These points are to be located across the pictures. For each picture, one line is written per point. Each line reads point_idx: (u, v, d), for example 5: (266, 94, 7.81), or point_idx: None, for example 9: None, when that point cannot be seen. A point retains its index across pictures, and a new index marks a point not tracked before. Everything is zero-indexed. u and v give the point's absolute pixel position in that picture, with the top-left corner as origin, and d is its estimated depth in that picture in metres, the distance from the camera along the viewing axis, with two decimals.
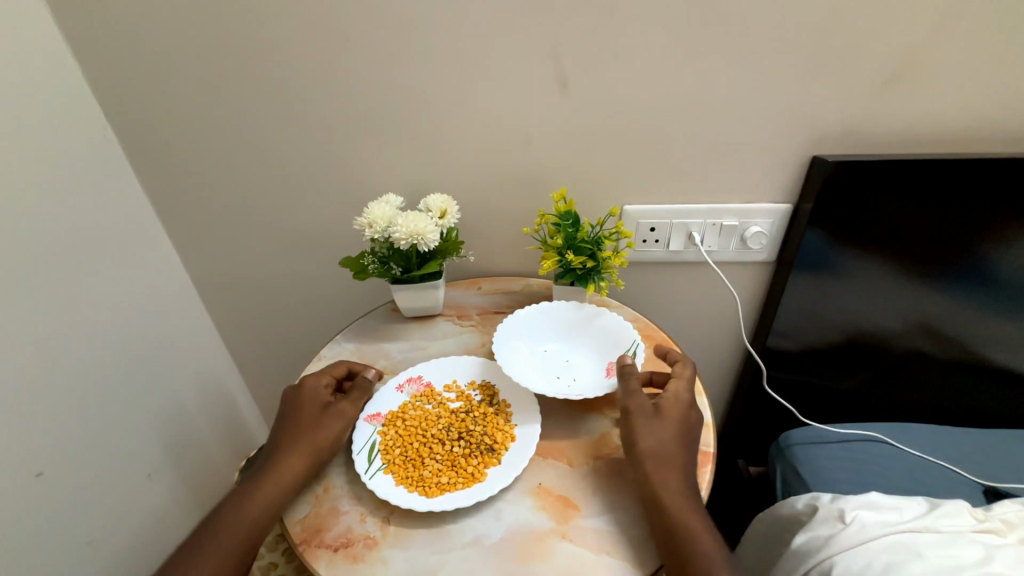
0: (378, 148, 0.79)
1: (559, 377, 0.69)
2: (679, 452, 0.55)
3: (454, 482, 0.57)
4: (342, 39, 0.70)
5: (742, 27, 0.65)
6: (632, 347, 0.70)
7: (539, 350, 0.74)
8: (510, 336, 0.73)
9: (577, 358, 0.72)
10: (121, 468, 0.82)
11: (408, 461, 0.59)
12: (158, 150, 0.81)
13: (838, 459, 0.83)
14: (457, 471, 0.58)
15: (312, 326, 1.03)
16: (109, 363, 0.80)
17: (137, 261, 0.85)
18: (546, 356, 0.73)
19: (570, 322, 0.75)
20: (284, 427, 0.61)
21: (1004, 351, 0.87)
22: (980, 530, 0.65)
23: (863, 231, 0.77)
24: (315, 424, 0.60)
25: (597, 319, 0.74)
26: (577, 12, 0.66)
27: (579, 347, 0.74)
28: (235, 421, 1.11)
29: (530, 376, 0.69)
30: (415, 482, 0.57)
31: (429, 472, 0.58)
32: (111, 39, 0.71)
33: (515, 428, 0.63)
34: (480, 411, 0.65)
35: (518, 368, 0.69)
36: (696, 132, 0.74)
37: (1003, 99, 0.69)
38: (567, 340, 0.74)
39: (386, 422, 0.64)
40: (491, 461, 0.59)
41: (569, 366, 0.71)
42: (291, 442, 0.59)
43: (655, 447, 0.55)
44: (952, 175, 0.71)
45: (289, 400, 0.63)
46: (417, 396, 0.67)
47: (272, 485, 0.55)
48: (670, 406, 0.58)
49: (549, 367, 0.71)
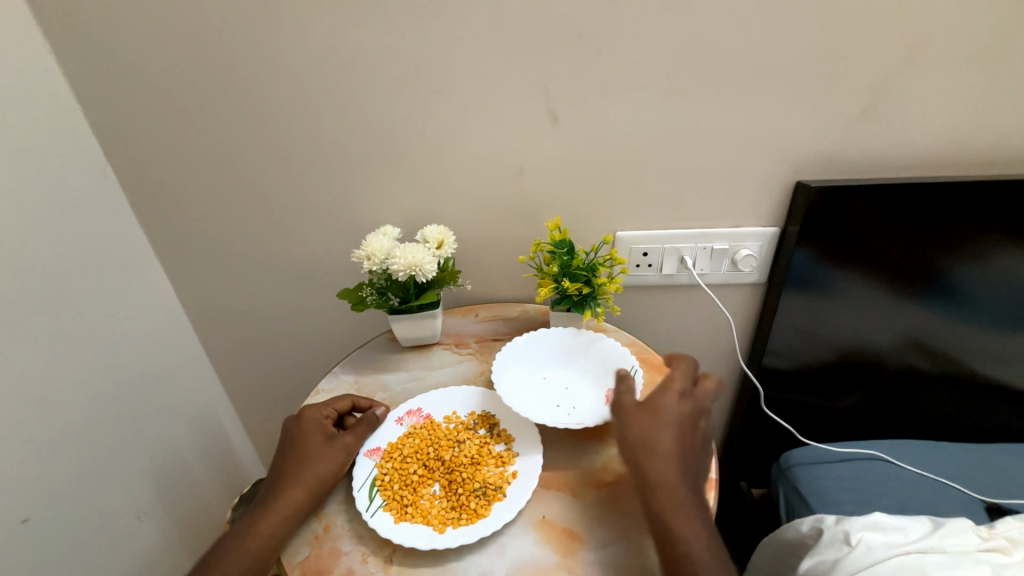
0: (376, 181, 0.81)
1: (560, 405, 0.69)
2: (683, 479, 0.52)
3: (457, 518, 0.56)
4: (341, 78, 0.73)
5: (722, 62, 0.69)
6: (631, 371, 0.69)
7: (537, 378, 0.74)
8: (508, 364, 0.73)
9: (576, 385, 0.72)
10: (113, 507, 0.79)
11: (405, 497, 0.58)
12: (157, 184, 0.82)
13: (840, 479, 0.83)
14: (460, 507, 0.57)
15: (310, 357, 1.02)
16: (99, 402, 0.78)
17: (131, 296, 0.84)
18: (546, 384, 0.73)
19: (567, 348, 0.75)
20: (285, 460, 0.60)
21: (994, 366, 0.89)
22: (986, 549, 0.64)
23: (848, 253, 0.80)
24: (317, 454, 0.60)
25: (594, 345, 0.75)
26: (565, 49, 0.69)
27: (577, 373, 0.74)
28: (229, 457, 1.09)
29: (529, 404, 0.68)
30: (414, 519, 0.56)
31: (430, 509, 0.57)
32: (113, 81, 0.73)
33: (516, 457, 0.62)
34: (478, 442, 0.64)
35: (516, 397, 0.68)
36: (685, 160, 0.77)
37: (973, 122, 0.73)
38: (565, 367, 0.74)
39: (382, 456, 0.63)
40: (495, 495, 0.58)
41: (568, 394, 0.71)
42: (293, 472, 0.58)
43: (657, 484, 0.51)
44: (930, 200, 0.74)
45: (289, 433, 0.62)
46: (414, 429, 0.66)
47: (272, 520, 0.55)
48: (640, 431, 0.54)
49: (549, 395, 0.71)
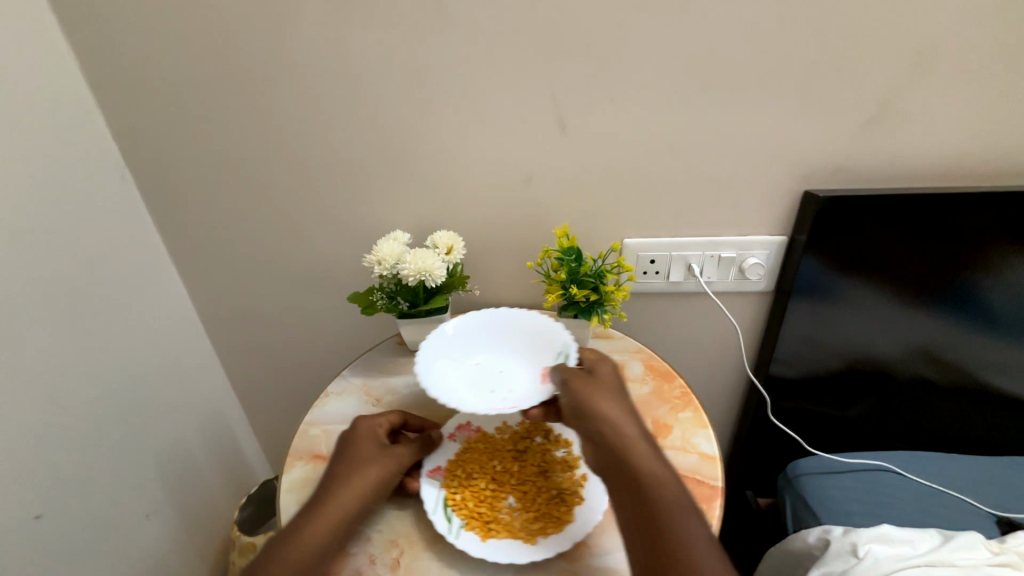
0: (387, 187, 0.82)
1: (495, 391, 0.67)
2: (643, 441, 0.54)
3: (544, 527, 0.57)
4: (354, 85, 0.74)
5: (729, 71, 0.70)
6: (563, 347, 0.69)
7: (468, 363, 0.72)
8: (431, 356, 0.70)
9: (512, 368, 0.71)
10: (123, 504, 0.80)
11: (484, 514, 0.58)
12: (173, 188, 0.84)
13: (847, 490, 0.82)
14: (543, 516, 0.58)
15: (319, 360, 1.03)
16: (112, 400, 0.79)
17: (145, 296, 0.86)
18: (477, 369, 0.71)
19: (486, 329, 0.74)
20: (342, 464, 0.58)
21: (1005, 378, 0.88)
22: (995, 564, 0.64)
23: (856, 262, 0.79)
24: (371, 462, 0.58)
25: (511, 322, 0.74)
26: (574, 58, 0.70)
27: (508, 356, 0.72)
28: (237, 457, 1.10)
29: (463, 394, 0.67)
30: (503, 535, 0.57)
31: (513, 523, 0.58)
32: (133, 87, 0.76)
33: (581, 461, 0.64)
34: (544, 452, 0.65)
35: (452, 391, 0.66)
36: (693, 168, 0.77)
37: (984, 133, 0.72)
38: (489, 350, 0.73)
39: (447, 474, 0.62)
40: (574, 502, 0.59)
41: (501, 377, 0.70)
42: (344, 478, 0.56)
43: (621, 451, 0.53)
44: (940, 210, 0.74)
45: (349, 436, 0.61)
46: (468, 443, 0.66)
47: (319, 527, 0.52)
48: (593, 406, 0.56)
49: (486, 381, 0.69)
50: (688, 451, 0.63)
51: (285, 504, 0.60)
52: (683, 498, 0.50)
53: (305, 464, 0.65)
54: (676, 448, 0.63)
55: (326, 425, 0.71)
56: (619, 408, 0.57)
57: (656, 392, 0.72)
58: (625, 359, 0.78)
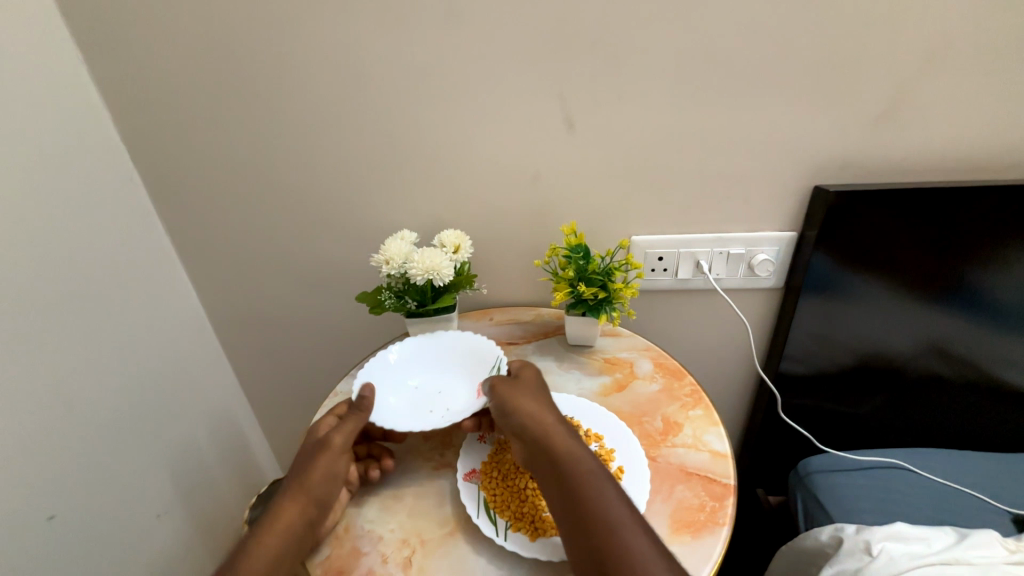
0: (393, 186, 0.82)
1: (433, 409, 0.68)
2: (562, 431, 0.56)
3: None
4: (360, 85, 0.74)
5: (738, 66, 0.69)
6: (497, 362, 0.71)
7: (405, 386, 0.72)
8: (368, 383, 0.69)
9: (448, 387, 0.72)
10: (135, 505, 0.81)
11: (528, 514, 0.57)
12: (181, 190, 0.85)
13: (859, 487, 0.82)
14: None
15: (327, 359, 1.03)
16: (122, 401, 0.80)
17: (154, 298, 0.87)
18: (415, 390, 0.71)
19: (421, 352, 0.75)
20: (303, 457, 0.59)
21: (1021, 373, 0.87)
22: (1012, 562, 0.63)
23: (867, 257, 0.78)
24: (312, 460, 0.58)
25: (445, 341, 0.75)
26: (580, 55, 0.69)
27: (447, 375, 0.73)
28: (247, 457, 1.10)
29: (403, 416, 0.67)
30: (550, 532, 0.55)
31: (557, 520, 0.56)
32: (141, 89, 0.76)
33: (614, 452, 0.61)
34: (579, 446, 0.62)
35: (393, 416, 0.66)
36: (701, 164, 0.76)
37: (999, 125, 0.71)
38: (427, 370, 0.74)
39: (484, 477, 0.61)
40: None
41: (439, 395, 0.71)
42: (291, 483, 0.57)
43: (542, 445, 0.55)
44: (953, 203, 0.73)
45: (311, 433, 0.62)
46: (500, 444, 0.65)
47: (272, 535, 0.52)
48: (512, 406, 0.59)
49: (420, 402, 0.70)
50: (699, 448, 0.63)
51: None
52: (603, 478, 0.51)
53: None
54: (687, 446, 0.63)
55: None
56: (541, 404, 0.59)
57: (665, 390, 0.72)
58: (634, 357, 0.78)
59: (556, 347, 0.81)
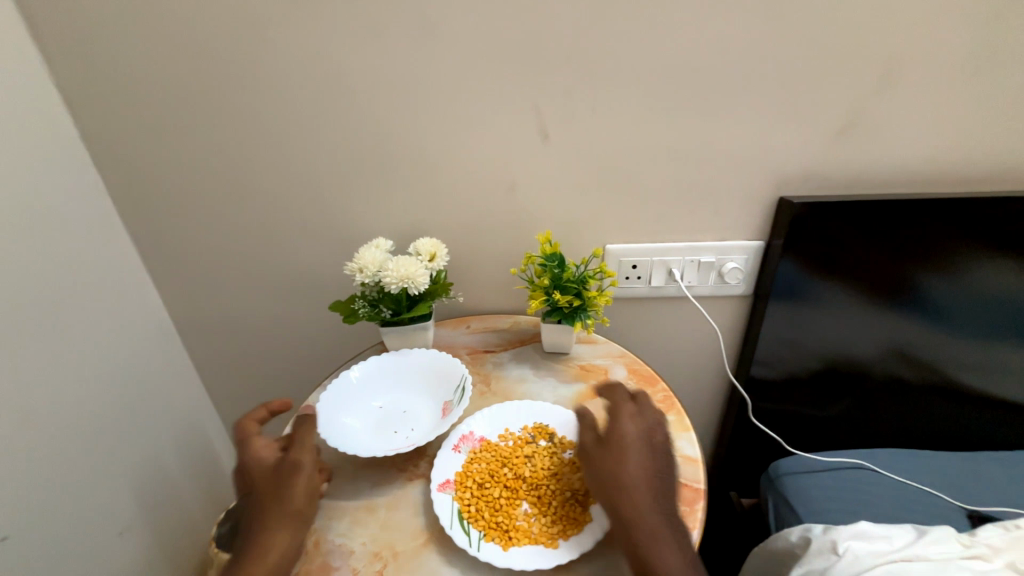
0: (369, 194, 0.81)
1: (397, 431, 0.68)
2: (637, 478, 0.53)
3: (562, 529, 0.56)
4: (336, 92, 0.74)
5: (706, 81, 0.72)
6: (462, 381, 0.71)
7: (370, 408, 0.72)
8: (331, 407, 0.69)
9: (413, 407, 0.72)
10: (95, 523, 0.77)
11: (501, 524, 0.57)
12: (147, 195, 0.82)
13: (826, 488, 0.84)
14: (560, 519, 0.57)
15: (300, 370, 1.01)
16: (82, 415, 0.77)
17: (118, 306, 0.84)
18: (380, 412, 0.71)
19: (385, 372, 0.74)
20: (267, 483, 0.55)
21: (975, 375, 0.91)
22: (967, 556, 0.66)
23: (831, 265, 0.82)
24: (281, 485, 0.55)
25: (410, 361, 0.75)
26: (555, 67, 0.71)
27: (411, 395, 0.73)
28: (215, 471, 1.07)
29: (367, 439, 0.66)
30: (523, 542, 0.56)
31: (530, 529, 0.57)
32: (104, 92, 0.74)
33: None
34: (556, 455, 0.64)
35: (355, 440, 0.66)
36: (672, 175, 0.79)
37: (946, 141, 0.76)
38: (393, 391, 0.73)
39: (458, 486, 0.61)
40: (588, 502, 0.59)
41: (404, 416, 0.71)
42: (264, 512, 0.54)
43: (606, 489, 0.54)
44: (907, 214, 0.77)
45: (261, 455, 0.57)
46: (475, 453, 0.65)
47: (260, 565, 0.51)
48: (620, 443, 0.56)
49: (385, 423, 0.69)
50: None
51: None
52: (664, 530, 0.51)
53: None
54: None
55: None
56: (610, 462, 0.55)
57: None
58: (609, 364, 0.79)
59: (532, 355, 0.81)
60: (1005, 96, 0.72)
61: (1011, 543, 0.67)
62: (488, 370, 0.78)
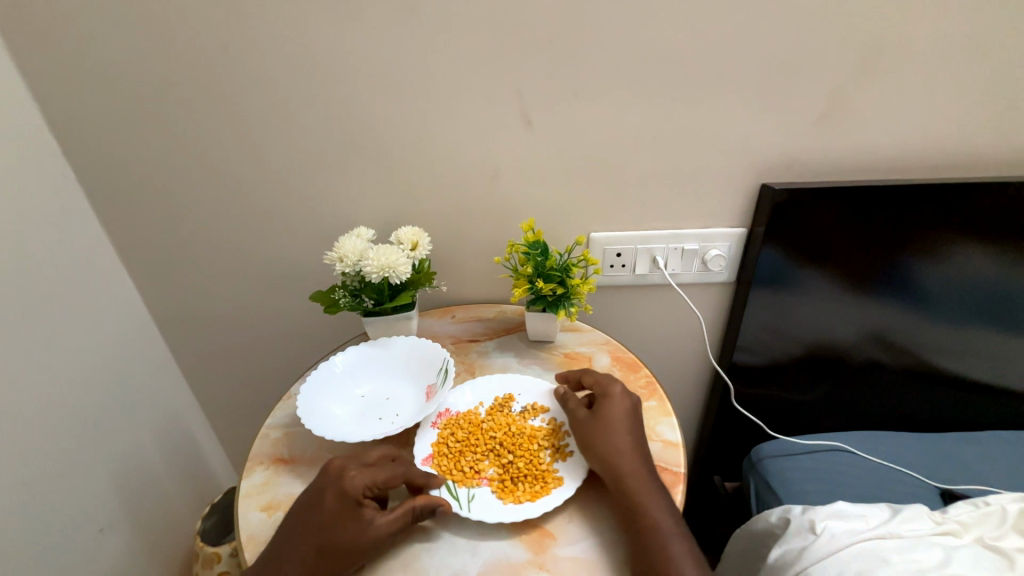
0: (350, 182, 0.80)
1: (382, 417, 0.67)
2: (634, 448, 0.57)
3: (542, 484, 0.58)
4: (313, 77, 0.72)
5: (691, 67, 0.71)
6: (444, 363, 0.71)
7: (352, 396, 0.71)
8: (313, 396, 0.68)
9: (397, 393, 0.71)
10: (74, 520, 0.76)
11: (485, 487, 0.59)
12: (120, 185, 0.79)
13: (805, 469, 0.86)
14: (539, 476, 0.59)
15: (283, 362, 1.00)
16: (57, 409, 0.74)
17: (93, 300, 0.81)
18: (363, 400, 0.70)
19: (367, 361, 0.74)
20: (344, 506, 0.52)
21: (951, 359, 0.93)
22: (938, 532, 0.68)
23: (812, 251, 0.83)
24: (342, 529, 0.51)
25: (392, 348, 0.75)
26: (536, 52, 0.70)
27: (395, 382, 0.73)
28: (199, 465, 1.05)
29: (351, 426, 0.66)
30: (509, 498, 0.57)
31: (515, 487, 0.58)
32: (70, 77, 0.71)
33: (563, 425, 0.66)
34: (522, 417, 0.67)
35: (339, 428, 0.64)
36: (656, 163, 0.79)
37: (924, 127, 0.76)
38: (377, 378, 0.73)
39: (437, 455, 0.62)
40: (564, 454, 0.62)
41: (388, 403, 0.70)
42: (310, 542, 0.51)
43: (605, 448, 0.57)
44: (886, 200, 0.78)
45: (362, 475, 0.55)
46: (447, 424, 0.66)
47: None
48: (634, 417, 0.60)
49: (369, 410, 0.69)
50: (652, 438, 0.65)
51: (244, 510, 0.58)
52: (658, 496, 0.54)
53: (265, 468, 0.63)
54: None
55: (288, 428, 0.69)
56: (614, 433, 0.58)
57: (622, 382, 0.73)
58: (593, 351, 0.79)
59: (517, 343, 0.81)
60: (981, 83, 0.73)
61: (979, 519, 0.70)
62: (473, 359, 0.78)
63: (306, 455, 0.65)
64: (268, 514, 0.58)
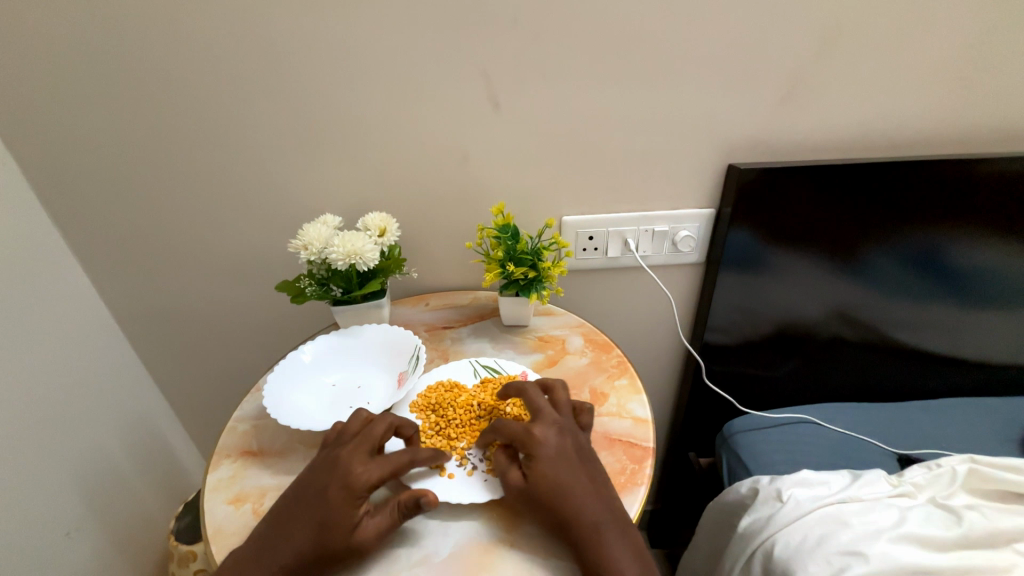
0: (314, 168, 0.77)
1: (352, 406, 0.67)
2: (588, 497, 0.51)
3: (424, 403, 0.66)
4: (269, 57, 0.68)
5: (657, 47, 0.71)
6: (415, 350, 0.70)
7: (321, 386, 0.70)
8: (282, 386, 0.67)
9: (369, 381, 0.71)
10: (37, 524, 0.73)
11: (456, 387, 0.68)
12: (66, 175, 0.75)
13: (773, 442, 0.89)
14: (428, 411, 0.65)
15: (253, 356, 0.98)
16: (15, 413, 0.71)
17: (45, 297, 0.77)
18: (332, 389, 0.69)
19: (338, 349, 0.73)
20: (347, 500, 0.50)
21: (908, 332, 0.98)
22: (895, 495, 0.71)
23: (778, 230, 0.84)
24: (336, 526, 0.48)
25: (362, 336, 0.74)
26: (503, 32, 0.68)
27: (367, 370, 0.72)
28: (171, 465, 1.03)
29: (319, 415, 0.65)
30: (435, 390, 0.68)
31: (438, 397, 0.67)
32: (2, 56, 0.65)
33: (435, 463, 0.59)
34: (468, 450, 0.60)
35: (307, 417, 0.63)
36: (625, 145, 0.79)
37: (881, 109, 0.79)
38: (348, 367, 0.72)
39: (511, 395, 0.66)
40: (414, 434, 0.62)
41: (358, 391, 0.70)
42: (302, 535, 0.48)
43: (560, 519, 0.50)
44: (846, 178, 0.80)
45: (368, 472, 0.51)
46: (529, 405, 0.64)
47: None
48: (574, 460, 0.54)
49: (339, 399, 0.68)
50: (622, 415, 0.66)
51: (210, 504, 0.57)
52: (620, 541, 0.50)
53: (232, 462, 0.62)
54: (612, 415, 0.66)
55: (256, 421, 0.68)
56: (562, 496, 0.51)
57: (594, 363, 0.74)
58: (566, 334, 0.80)
59: (491, 328, 0.81)
60: (935, 64, 0.75)
61: (931, 480, 0.73)
62: (446, 345, 0.78)
63: (275, 447, 0.64)
64: (236, 507, 0.57)
